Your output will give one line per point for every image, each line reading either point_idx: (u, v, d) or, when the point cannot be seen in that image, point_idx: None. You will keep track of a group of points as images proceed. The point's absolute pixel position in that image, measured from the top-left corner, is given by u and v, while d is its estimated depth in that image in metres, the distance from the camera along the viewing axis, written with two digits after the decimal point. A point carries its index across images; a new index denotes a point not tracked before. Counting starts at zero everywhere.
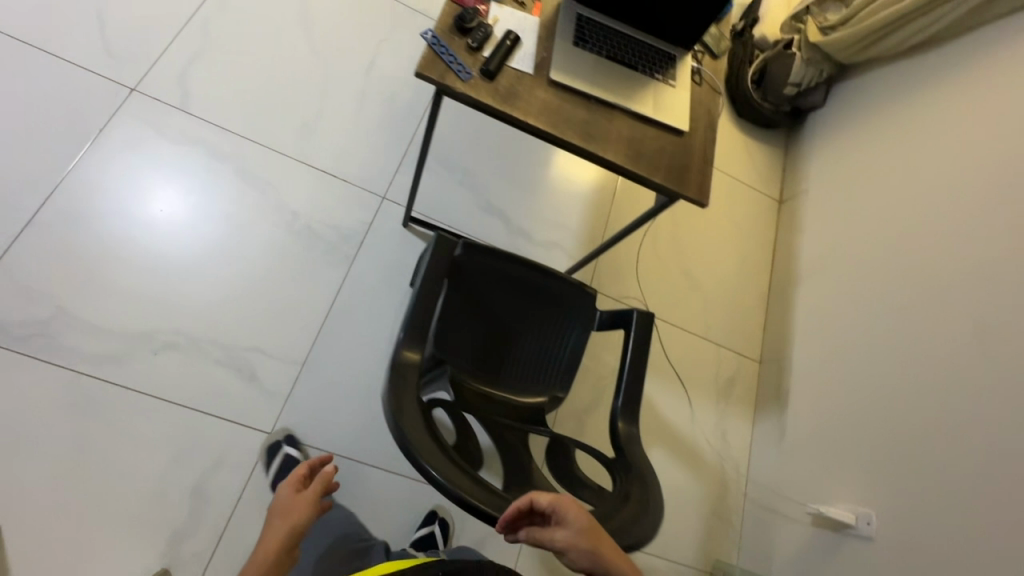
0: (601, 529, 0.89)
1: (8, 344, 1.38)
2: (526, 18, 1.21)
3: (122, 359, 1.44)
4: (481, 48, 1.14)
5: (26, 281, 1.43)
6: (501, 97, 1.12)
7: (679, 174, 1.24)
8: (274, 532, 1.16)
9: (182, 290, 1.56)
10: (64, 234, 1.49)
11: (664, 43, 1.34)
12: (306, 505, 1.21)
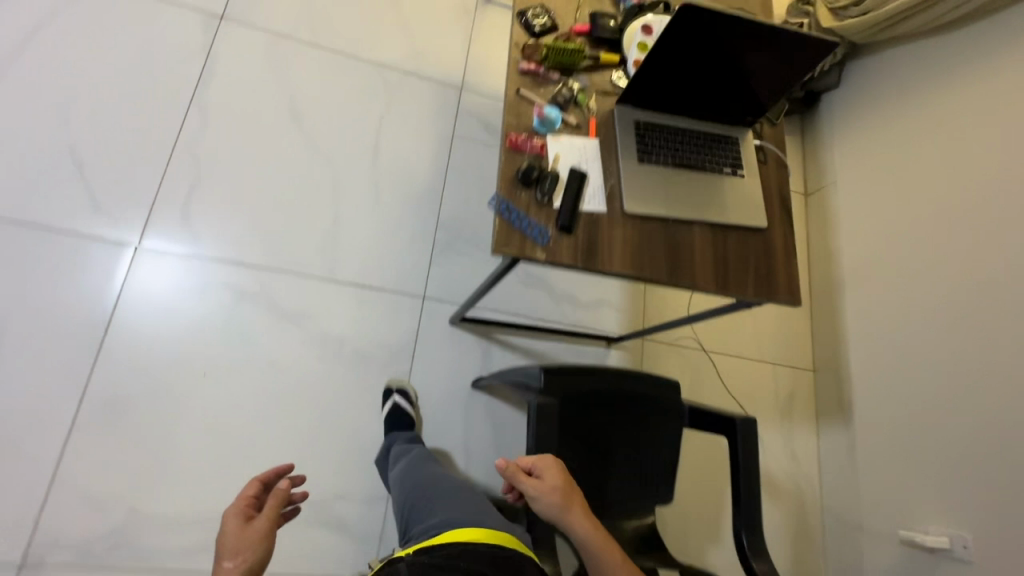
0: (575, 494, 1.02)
1: (90, 560, 1.32)
2: (586, 144, 1.10)
3: (209, 544, 1.39)
4: (551, 198, 1.03)
5: (90, 487, 1.37)
6: (583, 251, 1.03)
7: (767, 280, 1.17)
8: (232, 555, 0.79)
9: (246, 453, 1.48)
10: (111, 425, 1.42)
11: (725, 126, 1.24)
12: (257, 529, 0.83)
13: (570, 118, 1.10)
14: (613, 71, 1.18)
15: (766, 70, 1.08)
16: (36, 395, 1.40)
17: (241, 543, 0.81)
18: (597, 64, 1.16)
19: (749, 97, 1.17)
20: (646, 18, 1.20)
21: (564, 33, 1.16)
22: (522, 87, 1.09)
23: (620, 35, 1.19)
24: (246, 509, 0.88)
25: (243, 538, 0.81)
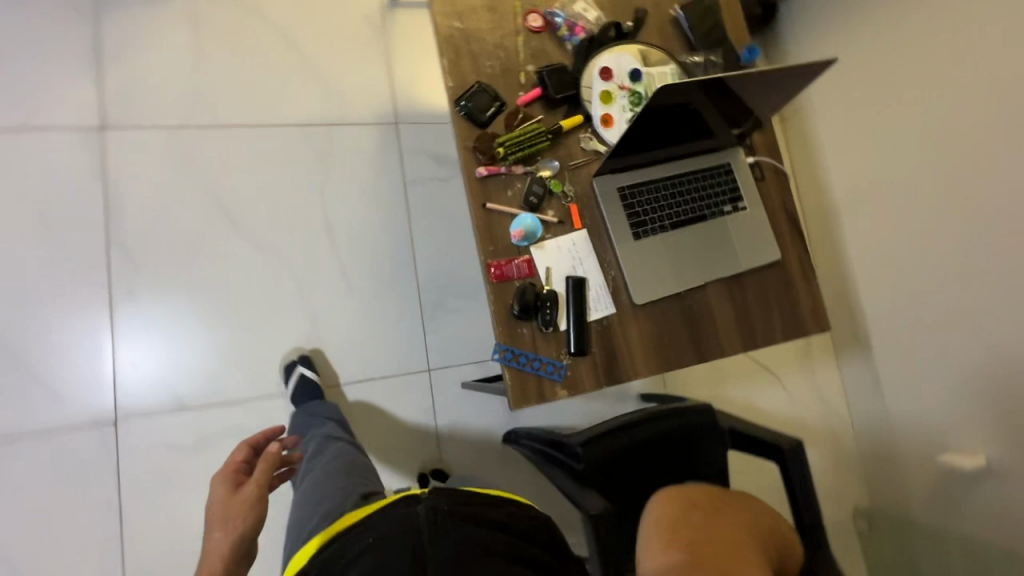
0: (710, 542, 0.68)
1: None
2: (575, 241, 0.96)
3: None
4: (556, 323, 0.92)
5: None
6: (603, 368, 0.94)
7: (792, 315, 1.09)
8: (217, 542, 0.99)
9: None
10: None
11: (714, 152, 1.09)
12: (238, 522, 1.01)
13: (549, 215, 0.96)
14: (580, 135, 1.01)
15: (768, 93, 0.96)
16: None
17: (218, 542, 1.00)
18: (560, 134, 0.99)
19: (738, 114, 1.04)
20: (599, 60, 1.02)
21: (513, 110, 0.98)
22: (487, 200, 0.93)
23: (576, 88, 1.01)
24: (235, 479, 1.12)
25: (240, 514, 1.02)
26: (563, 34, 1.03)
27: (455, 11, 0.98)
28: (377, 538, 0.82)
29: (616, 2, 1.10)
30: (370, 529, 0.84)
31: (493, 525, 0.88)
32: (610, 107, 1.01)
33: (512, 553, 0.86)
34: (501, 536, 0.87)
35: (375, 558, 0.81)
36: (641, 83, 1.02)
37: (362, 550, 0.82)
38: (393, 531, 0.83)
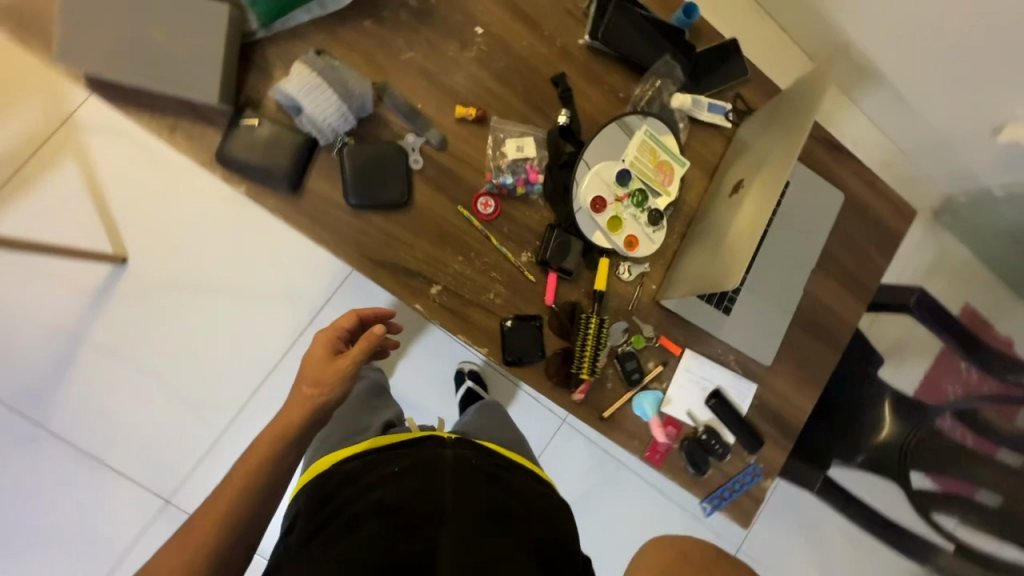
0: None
1: None
2: (688, 367, 0.93)
3: None
4: (726, 441, 0.94)
5: None
6: (780, 434, 0.97)
7: (881, 233, 1.03)
8: (294, 413, 0.75)
9: None
10: None
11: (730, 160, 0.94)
12: (313, 404, 0.76)
13: (655, 369, 0.91)
14: (618, 273, 0.89)
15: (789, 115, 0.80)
16: None
17: (295, 410, 0.75)
18: (605, 294, 0.89)
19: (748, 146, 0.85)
20: (578, 191, 0.85)
21: (550, 315, 0.87)
22: (602, 410, 0.89)
23: (579, 238, 0.87)
24: (338, 342, 0.82)
25: (302, 408, 0.75)
26: (522, 192, 0.85)
27: (420, 279, 0.82)
28: (401, 467, 0.70)
29: (531, 95, 0.87)
30: (397, 456, 0.72)
31: (516, 495, 0.73)
32: (623, 229, 0.87)
33: (530, 545, 0.68)
34: (529, 502, 0.74)
35: (395, 486, 0.67)
36: (633, 180, 0.86)
37: (381, 478, 0.69)
38: (418, 469, 0.69)
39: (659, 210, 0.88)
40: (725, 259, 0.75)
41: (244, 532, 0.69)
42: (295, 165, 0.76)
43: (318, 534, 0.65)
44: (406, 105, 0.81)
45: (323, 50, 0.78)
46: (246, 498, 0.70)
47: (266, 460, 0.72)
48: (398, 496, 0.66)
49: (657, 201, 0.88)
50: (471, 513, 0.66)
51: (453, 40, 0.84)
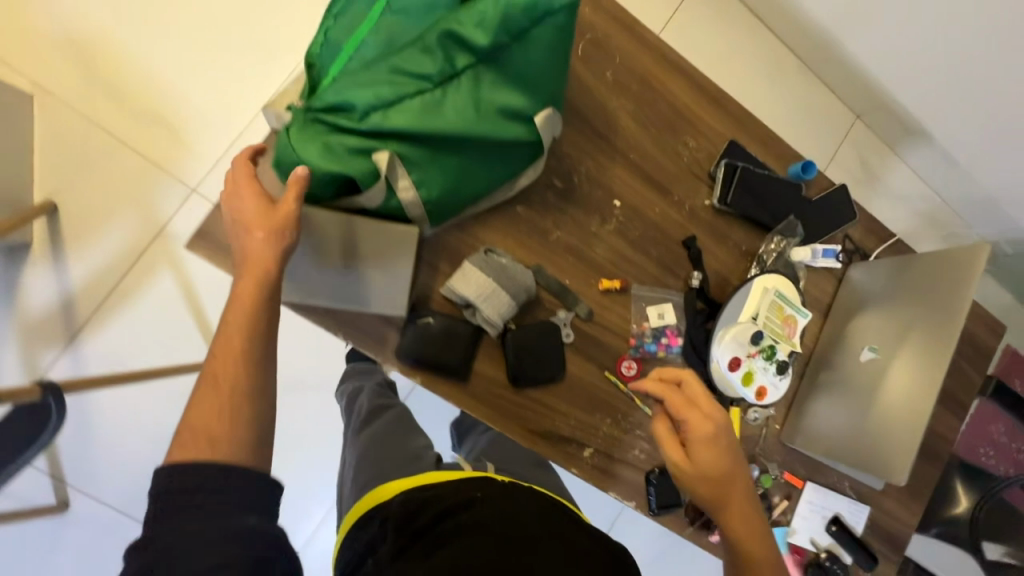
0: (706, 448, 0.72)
1: None
2: (810, 497, 0.99)
3: None
4: (846, 562, 1.00)
5: None
6: (890, 547, 1.04)
7: (973, 350, 1.10)
8: (243, 296, 0.62)
9: None
10: None
11: (830, 312, 0.99)
12: (264, 271, 0.63)
13: (782, 504, 0.97)
14: (748, 418, 0.96)
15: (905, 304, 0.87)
16: None
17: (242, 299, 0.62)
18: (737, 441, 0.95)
19: (865, 326, 0.92)
20: (716, 352, 0.90)
21: None
22: None
23: (715, 391, 0.93)
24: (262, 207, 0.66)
25: (257, 282, 0.62)
26: (664, 355, 0.91)
27: (575, 445, 0.88)
28: (482, 491, 0.68)
29: (666, 259, 0.92)
30: (476, 486, 0.71)
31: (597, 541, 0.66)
32: (755, 380, 0.92)
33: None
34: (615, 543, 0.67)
35: (484, 508, 0.65)
36: (765, 338, 0.91)
37: (466, 501, 0.66)
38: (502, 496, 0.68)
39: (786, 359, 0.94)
40: (874, 431, 0.84)
41: (221, 448, 0.54)
42: (467, 354, 0.81)
43: (413, 547, 0.62)
44: (558, 283, 0.87)
45: (485, 243, 0.84)
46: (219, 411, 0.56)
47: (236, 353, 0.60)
48: (488, 514, 0.64)
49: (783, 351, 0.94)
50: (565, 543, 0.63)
51: (595, 214, 0.89)
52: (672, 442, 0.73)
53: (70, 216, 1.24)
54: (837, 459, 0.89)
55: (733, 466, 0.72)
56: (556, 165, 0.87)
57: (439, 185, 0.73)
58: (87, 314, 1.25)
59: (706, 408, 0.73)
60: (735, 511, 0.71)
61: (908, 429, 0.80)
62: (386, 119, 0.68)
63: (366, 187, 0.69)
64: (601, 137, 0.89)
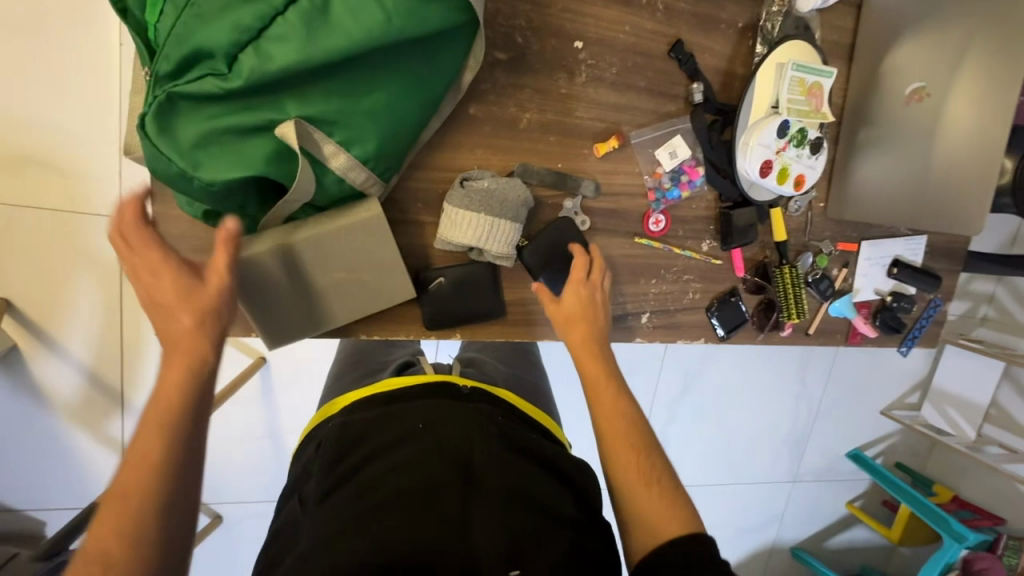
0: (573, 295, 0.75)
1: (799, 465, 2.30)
2: (866, 254, 0.97)
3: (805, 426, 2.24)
4: (909, 294, 1.02)
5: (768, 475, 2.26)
6: (947, 262, 1.05)
7: None
8: (176, 368, 0.50)
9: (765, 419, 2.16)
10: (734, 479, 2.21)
11: (853, 61, 0.85)
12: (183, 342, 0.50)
13: (840, 273, 0.96)
14: (790, 211, 0.89)
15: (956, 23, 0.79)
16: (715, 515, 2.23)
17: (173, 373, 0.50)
18: (785, 240, 0.90)
19: (904, 66, 0.82)
20: (743, 165, 0.80)
21: (744, 281, 0.90)
22: (806, 327, 0.97)
23: (751, 202, 0.85)
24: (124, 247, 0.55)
25: (184, 372, 0.50)
26: (688, 193, 0.82)
27: (630, 318, 0.86)
28: (424, 421, 0.69)
29: (657, 84, 0.77)
30: (419, 411, 0.70)
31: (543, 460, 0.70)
32: (791, 175, 0.84)
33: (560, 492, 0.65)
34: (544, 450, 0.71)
35: (420, 442, 0.65)
36: (792, 125, 0.80)
37: (402, 436, 0.67)
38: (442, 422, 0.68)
39: (817, 136, 0.83)
40: (936, 164, 0.82)
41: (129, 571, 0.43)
42: (492, 293, 0.75)
43: (341, 488, 0.63)
44: (551, 173, 0.75)
45: (457, 171, 0.71)
46: (137, 510, 0.45)
47: (153, 435, 0.47)
48: (422, 450, 0.64)
49: (813, 128, 0.83)
50: (501, 464, 0.64)
51: (560, 71, 0.72)
52: (546, 292, 0.75)
53: (26, 295, 0.98)
54: (893, 215, 0.85)
55: (594, 327, 0.74)
56: (491, 34, 0.68)
57: (375, 135, 0.57)
58: (121, 376, 1.07)
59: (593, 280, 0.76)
60: (605, 391, 0.72)
61: (977, 154, 0.80)
62: (267, 57, 0.49)
63: (288, 181, 0.56)
64: None
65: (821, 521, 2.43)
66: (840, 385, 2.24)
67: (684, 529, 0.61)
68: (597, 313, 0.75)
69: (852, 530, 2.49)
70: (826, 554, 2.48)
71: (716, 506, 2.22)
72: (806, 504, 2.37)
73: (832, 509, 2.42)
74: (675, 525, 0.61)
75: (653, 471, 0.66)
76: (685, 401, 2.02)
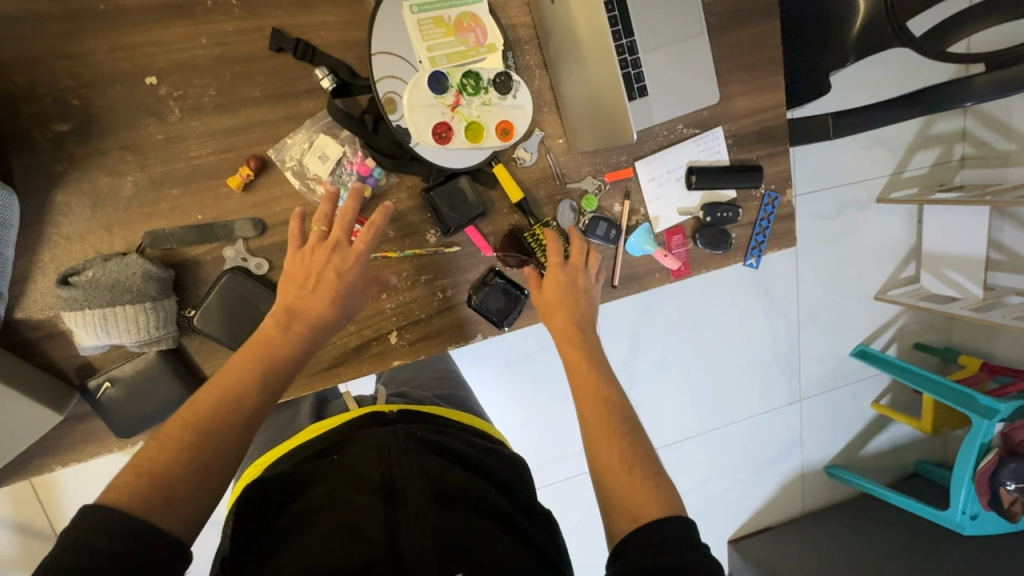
0: (546, 285, 0.76)
1: (800, 381, 2.08)
2: (647, 176, 0.82)
3: (789, 339, 2.02)
4: (729, 201, 0.86)
5: (766, 404, 2.06)
6: (766, 146, 0.87)
7: None
8: (317, 310, 0.63)
9: (737, 347, 1.97)
10: (732, 418, 2.03)
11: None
12: (270, 339, 0.61)
13: (624, 207, 0.82)
14: (520, 164, 0.76)
15: None
16: (722, 461, 2.05)
17: (315, 304, 0.63)
18: (526, 197, 0.76)
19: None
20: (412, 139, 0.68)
21: (500, 258, 0.77)
22: (609, 281, 0.83)
23: (459, 173, 0.72)
24: (317, 232, 0.65)
25: (257, 355, 0.60)
26: (371, 191, 0.70)
27: (377, 343, 0.75)
28: (340, 452, 0.66)
29: (276, 87, 0.66)
30: (339, 444, 0.67)
31: (466, 466, 0.68)
32: (489, 128, 0.71)
33: (480, 503, 0.62)
34: (465, 452, 0.69)
35: (340, 475, 0.63)
36: (450, 76, 0.67)
37: (323, 471, 0.64)
38: (359, 452, 0.64)
39: (499, 73, 0.69)
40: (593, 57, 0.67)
41: (173, 513, 0.50)
42: (179, 379, 0.67)
43: (266, 540, 0.60)
44: (188, 229, 0.65)
45: (69, 267, 0.63)
46: (248, 390, 0.58)
47: (285, 349, 0.61)
48: (337, 483, 0.61)
49: (490, 66, 0.69)
50: (423, 471, 0.62)
51: (145, 118, 0.62)
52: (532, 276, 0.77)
53: None
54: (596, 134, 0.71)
55: (571, 314, 0.74)
56: (37, 110, 0.60)
57: None
58: (47, 521, 1.20)
59: (569, 264, 0.76)
60: (582, 378, 0.70)
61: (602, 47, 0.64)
62: None
63: None
64: (41, 20, 0.58)
65: (849, 431, 2.20)
66: (817, 285, 2.01)
67: (660, 509, 0.58)
68: (576, 297, 0.75)
69: (890, 430, 2.25)
70: (867, 463, 2.25)
71: (721, 450, 2.04)
72: (823, 418, 2.15)
73: (857, 415, 2.19)
74: (650, 504, 0.58)
75: (633, 457, 0.63)
76: (641, 356, 1.87)
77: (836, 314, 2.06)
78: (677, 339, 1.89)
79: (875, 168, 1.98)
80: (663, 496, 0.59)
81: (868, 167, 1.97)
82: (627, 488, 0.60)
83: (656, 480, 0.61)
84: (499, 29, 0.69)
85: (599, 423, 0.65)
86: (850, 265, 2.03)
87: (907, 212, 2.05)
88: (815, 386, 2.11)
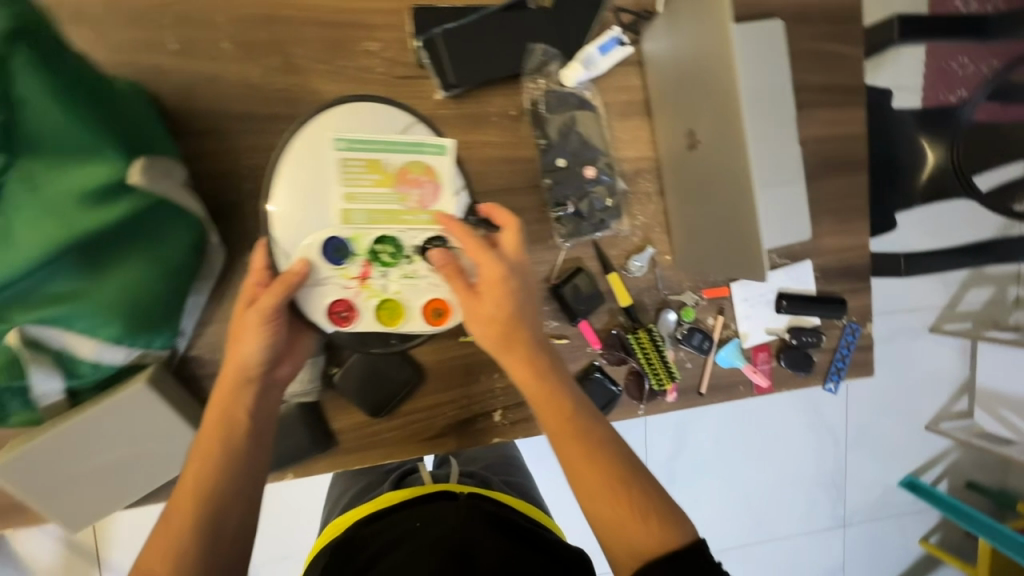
0: (483, 292, 0.63)
1: (845, 506, 2.01)
2: (742, 294, 0.90)
3: (835, 460, 1.98)
4: (813, 327, 0.92)
5: (808, 525, 1.98)
6: (849, 282, 0.94)
7: (833, 29, 0.90)
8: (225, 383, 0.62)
9: (781, 461, 1.93)
10: (771, 537, 1.95)
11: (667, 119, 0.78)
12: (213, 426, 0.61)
13: (718, 321, 0.89)
14: (631, 273, 0.84)
15: (691, 78, 0.69)
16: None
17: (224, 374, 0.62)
18: (633, 303, 0.85)
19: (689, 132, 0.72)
20: (308, 309, 0.68)
21: (601, 356, 0.85)
22: (698, 385, 0.88)
23: (578, 276, 0.81)
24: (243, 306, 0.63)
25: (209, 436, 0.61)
26: None
27: (481, 418, 0.82)
28: (421, 521, 0.73)
29: None
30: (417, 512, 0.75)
31: (532, 542, 0.73)
32: (404, 311, 0.71)
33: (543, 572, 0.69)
34: (531, 528, 0.76)
35: (413, 541, 0.70)
36: (361, 241, 0.68)
37: (402, 535, 0.72)
38: (433, 519, 0.72)
39: (429, 241, 0.70)
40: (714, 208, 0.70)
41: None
42: (311, 428, 0.75)
43: None
44: None
45: None
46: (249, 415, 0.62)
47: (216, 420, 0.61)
48: (413, 552, 0.68)
49: (413, 233, 0.70)
50: (491, 542, 0.69)
51: None
52: (457, 274, 0.64)
53: None
54: (711, 264, 0.76)
55: (522, 324, 0.64)
56: (253, 187, 0.72)
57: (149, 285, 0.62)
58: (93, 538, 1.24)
59: (496, 265, 0.63)
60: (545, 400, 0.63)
61: (729, 201, 0.66)
62: None
63: (23, 379, 0.58)
64: (275, 120, 0.72)
65: (895, 567, 2.08)
66: (867, 407, 2.00)
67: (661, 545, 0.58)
68: (524, 307, 0.64)
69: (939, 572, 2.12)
70: None
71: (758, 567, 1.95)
72: (868, 549, 2.04)
73: (904, 552, 2.08)
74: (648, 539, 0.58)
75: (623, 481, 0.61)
76: (685, 455, 1.86)
77: (884, 440, 2.02)
78: (719, 442, 1.88)
79: (930, 298, 2.02)
80: (681, 526, 0.59)
81: (920, 296, 2.01)
82: (640, 536, 0.59)
83: (654, 505, 0.60)
84: (444, 197, 0.70)
85: (586, 467, 0.61)
86: (900, 391, 2.02)
87: (960, 345, 2.07)
88: (861, 513, 2.03)
